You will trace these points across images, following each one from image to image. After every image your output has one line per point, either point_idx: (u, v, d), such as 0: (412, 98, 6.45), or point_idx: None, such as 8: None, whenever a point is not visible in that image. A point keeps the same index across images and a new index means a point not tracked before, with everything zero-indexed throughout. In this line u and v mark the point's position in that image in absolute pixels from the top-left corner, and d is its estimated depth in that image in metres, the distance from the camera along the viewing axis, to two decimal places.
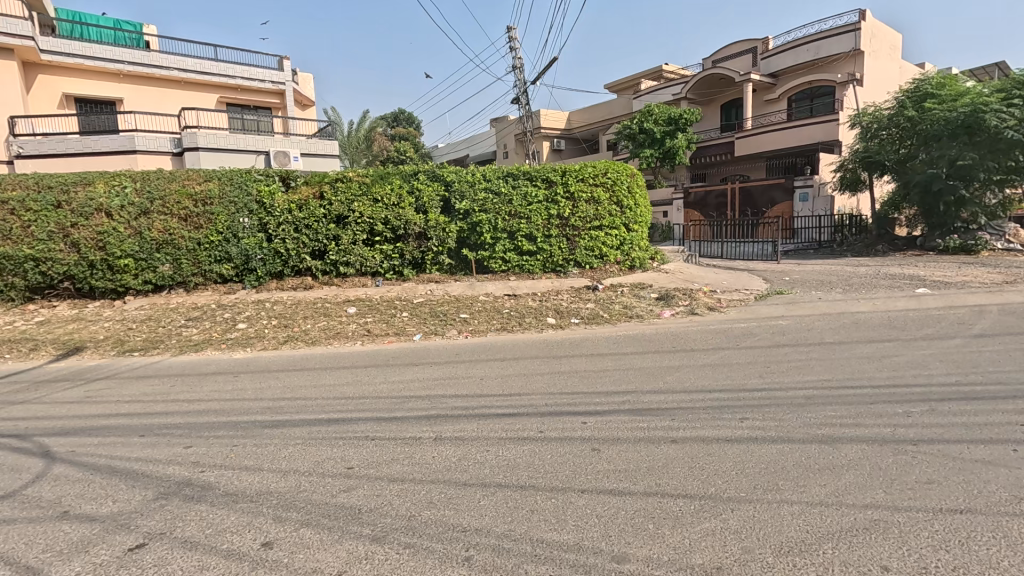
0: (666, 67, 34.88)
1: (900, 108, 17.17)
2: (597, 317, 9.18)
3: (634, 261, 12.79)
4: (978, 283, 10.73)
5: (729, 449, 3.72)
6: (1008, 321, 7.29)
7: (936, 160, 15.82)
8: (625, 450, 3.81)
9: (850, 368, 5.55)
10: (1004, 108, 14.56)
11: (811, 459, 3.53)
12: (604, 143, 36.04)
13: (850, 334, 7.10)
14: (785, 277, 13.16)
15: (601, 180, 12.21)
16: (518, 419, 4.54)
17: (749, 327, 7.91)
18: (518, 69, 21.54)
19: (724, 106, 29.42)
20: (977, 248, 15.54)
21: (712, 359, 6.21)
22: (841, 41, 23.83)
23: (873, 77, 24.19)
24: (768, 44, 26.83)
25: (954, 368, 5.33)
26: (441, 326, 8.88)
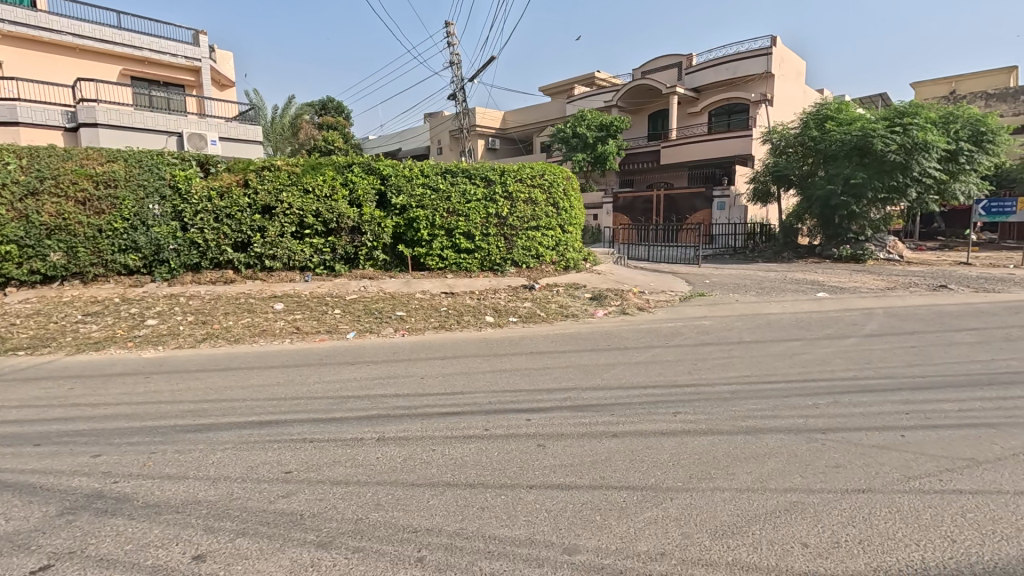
0: (597, 75, 36.11)
1: (804, 128, 18.86)
2: (534, 316, 9.35)
3: (569, 262, 13.18)
4: (867, 288, 12.11)
5: (665, 442, 3.94)
6: (891, 323, 8.30)
7: (834, 177, 17.55)
8: (570, 445, 3.93)
9: (766, 364, 6.06)
10: (888, 134, 16.42)
11: (738, 449, 3.82)
12: (538, 145, 36.63)
13: (765, 334, 7.75)
14: (705, 280, 14.08)
15: (538, 181, 12.43)
16: (462, 418, 4.53)
17: (676, 327, 8.40)
18: (456, 65, 21.36)
19: (652, 116, 30.94)
20: (864, 257, 17.56)
21: (644, 357, 6.53)
22: (754, 63, 25.84)
23: (781, 98, 26.44)
24: (692, 60, 28.49)
25: (850, 364, 6.00)
26: (377, 323, 8.63)
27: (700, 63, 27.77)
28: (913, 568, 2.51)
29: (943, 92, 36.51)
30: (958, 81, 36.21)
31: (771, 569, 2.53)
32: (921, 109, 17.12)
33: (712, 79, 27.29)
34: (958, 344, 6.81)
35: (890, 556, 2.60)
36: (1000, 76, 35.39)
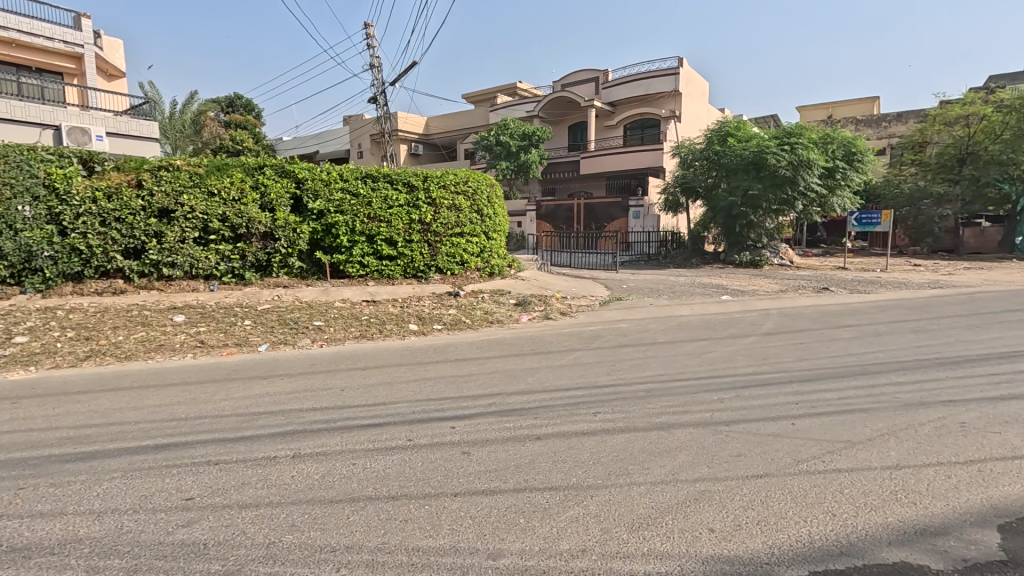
0: (519, 85, 36.85)
1: (708, 144, 20.40)
2: (460, 323, 9.31)
3: (493, 268, 13.28)
4: (764, 291, 13.29)
5: (586, 442, 4.08)
6: (783, 322, 9.18)
7: (735, 190, 19.16)
8: (494, 450, 3.94)
9: (678, 363, 6.46)
10: (779, 151, 18.19)
11: (653, 444, 4.04)
12: (462, 152, 36.63)
13: (677, 334, 8.28)
14: (623, 285, 14.78)
15: (462, 188, 12.43)
16: (384, 429, 4.40)
17: (596, 330, 8.74)
18: (376, 68, 20.88)
19: (571, 127, 32.04)
20: (761, 263, 19.47)
21: (567, 360, 6.72)
22: (664, 81, 27.61)
23: (688, 115, 28.45)
24: (608, 75, 29.92)
25: (750, 360, 6.55)
26: (292, 334, 8.18)
27: (615, 79, 29.21)
28: (802, 542, 2.79)
29: (822, 116, 41.16)
30: (833, 108, 41.02)
31: (681, 555, 2.70)
32: (805, 130, 19.15)
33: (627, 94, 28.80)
34: (837, 339, 7.68)
35: (783, 533, 2.87)
36: (865, 105, 40.59)
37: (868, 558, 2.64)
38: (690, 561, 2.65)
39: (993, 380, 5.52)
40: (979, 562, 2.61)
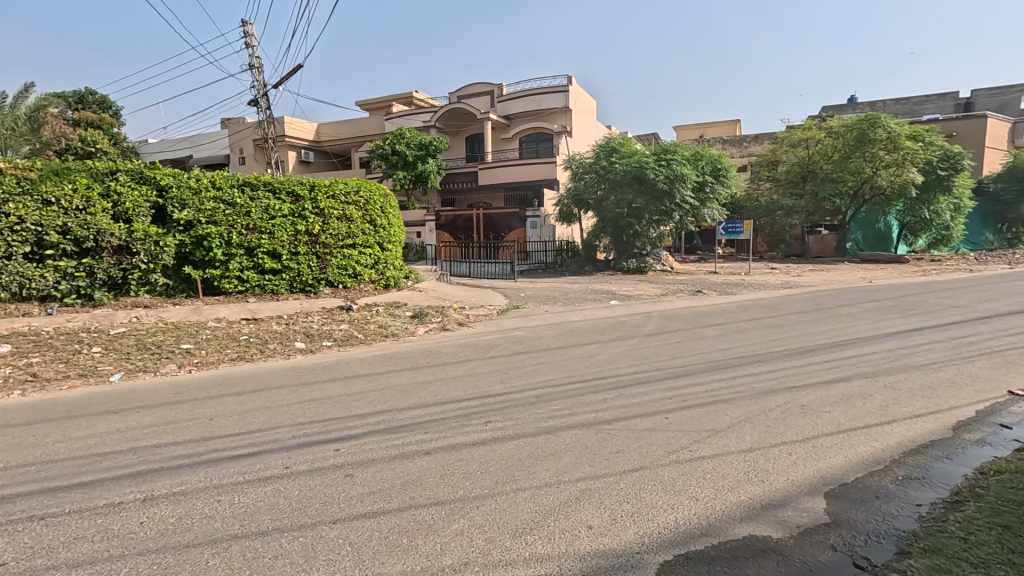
0: (415, 95, 36.52)
1: (596, 159, 21.69)
2: (351, 338, 8.90)
3: (389, 280, 12.91)
4: (648, 295, 14.36)
5: (475, 452, 4.09)
6: (663, 323, 9.99)
7: (621, 202, 20.54)
8: (379, 470, 3.80)
9: (567, 367, 6.74)
10: (658, 167, 19.92)
11: (539, 448, 4.15)
12: (356, 160, 35.37)
13: (568, 339, 8.64)
14: (521, 293, 15.15)
15: (352, 198, 11.96)
16: (257, 459, 4.05)
17: (492, 339, 8.82)
18: (257, 69, 19.52)
19: (468, 138, 32.34)
20: (647, 269, 21.11)
21: (462, 371, 6.71)
22: (555, 98, 28.95)
23: (578, 131, 30.07)
24: (502, 89, 30.71)
25: (633, 361, 7.01)
26: (154, 360, 7.27)
27: (509, 93, 30.06)
28: (669, 528, 3.01)
29: (694, 136, 45.73)
30: (703, 129, 45.75)
31: (560, 554, 2.79)
32: (679, 148, 21.09)
33: (521, 109, 29.75)
34: (706, 336, 8.52)
35: (652, 522, 3.07)
36: (729, 127, 45.79)
37: (724, 535, 2.93)
38: (568, 560, 2.74)
39: (826, 366, 6.44)
40: (809, 527, 3.00)
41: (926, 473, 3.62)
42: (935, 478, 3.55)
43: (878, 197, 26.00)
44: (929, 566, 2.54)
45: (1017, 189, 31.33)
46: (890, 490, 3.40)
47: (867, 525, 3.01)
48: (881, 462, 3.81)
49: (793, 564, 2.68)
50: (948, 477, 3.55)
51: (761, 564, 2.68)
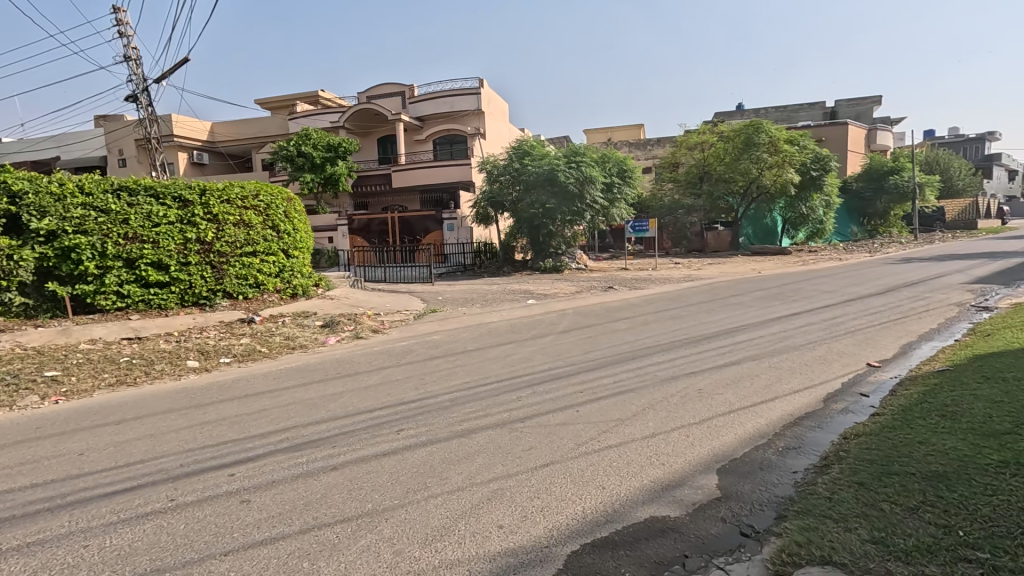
0: (321, 94, 34.93)
1: (509, 161, 21.95)
2: (253, 353, 8.28)
3: (296, 289, 12.24)
4: (563, 293, 14.80)
5: (385, 463, 3.95)
6: (576, 319, 10.35)
7: (535, 204, 21.00)
8: (279, 492, 3.55)
9: (484, 369, 6.74)
10: (568, 169, 20.65)
11: (453, 452, 4.10)
12: (258, 162, 33.11)
13: (485, 340, 8.68)
14: (438, 296, 14.98)
15: (251, 202, 11.20)
16: (136, 493, 3.63)
17: (407, 345, 8.62)
18: (135, 62, 17.63)
19: (380, 140, 31.45)
20: (562, 268, 21.80)
21: (374, 379, 6.48)
22: (467, 100, 28.97)
23: (492, 133, 30.33)
24: (413, 90, 30.20)
25: (548, 358, 7.16)
26: (11, 392, 6.29)
27: (421, 95, 29.62)
28: (576, 518, 3.10)
29: (603, 139, 47.82)
30: (611, 134, 48.01)
31: (470, 558, 2.76)
32: (588, 150, 21.92)
33: (433, 110, 29.43)
34: (616, 330, 8.93)
35: (560, 515, 3.15)
36: (633, 131, 48.39)
37: (627, 520, 3.06)
38: (477, 561, 2.73)
39: (720, 351, 7.00)
40: (703, 503, 3.22)
41: (801, 443, 4.04)
42: (808, 446, 3.97)
43: (763, 196, 28.76)
44: (802, 525, 2.80)
45: (873, 188, 36.14)
46: (772, 462, 3.74)
47: (752, 495, 3.29)
48: (764, 436, 4.18)
49: (687, 540, 2.86)
50: (818, 445, 3.97)
51: (660, 543, 2.83)
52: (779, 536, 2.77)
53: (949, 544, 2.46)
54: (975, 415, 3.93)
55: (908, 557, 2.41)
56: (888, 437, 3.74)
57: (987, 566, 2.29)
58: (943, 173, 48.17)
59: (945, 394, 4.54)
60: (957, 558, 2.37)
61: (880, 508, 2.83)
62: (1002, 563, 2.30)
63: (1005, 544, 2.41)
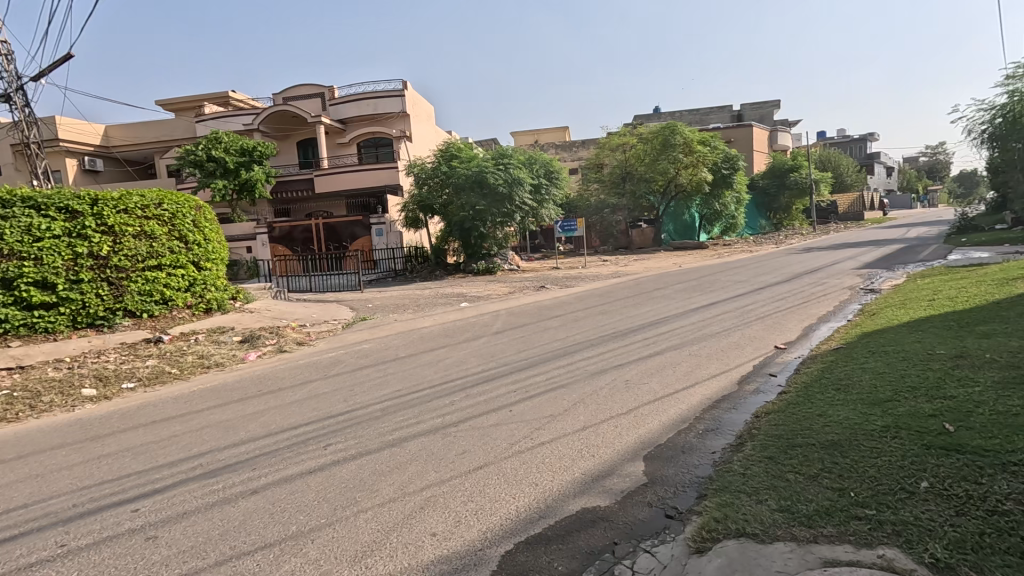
0: (232, 95, 32.90)
1: (438, 164, 21.70)
2: (162, 375, 7.61)
3: (210, 303, 11.42)
4: (496, 294, 14.82)
5: (311, 481, 3.76)
6: (509, 320, 10.42)
7: (465, 206, 20.92)
8: (192, 524, 3.28)
9: (416, 375, 6.60)
10: (496, 171, 20.68)
11: (384, 463, 3.98)
12: (162, 168, 30.58)
13: (417, 346, 8.51)
14: (368, 304, 14.53)
15: (153, 212, 10.32)
16: (18, 543, 3.21)
17: (336, 356, 8.27)
18: (6, 58, 15.71)
19: (300, 143, 30.04)
20: (495, 269, 21.91)
21: (300, 394, 6.15)
22: (390, 102, 28.33)
23: (418, 135, 29.86)
24: (333, 92, 29.09)
25: (481, 359, 7.15)
26: None
27: (341, 96, 28.60)
28: (511, 517, 3.11)
29: (530, 142, 48.61)
30: (537, 136, 48.88)
31: (402, 572, 2.68)
32: (515, 152, 22.15)
33: (355, 113, 28.52)
34: (548, 328, 9.11)
35: (494, 516, 3.14)
36: (559, 134, 49.57)
37: (559, 514, 3.11)
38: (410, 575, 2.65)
39: (645, 342, 7.32)
40: (631, 490, 3.34)
41: (718, 424, 4.30)
42: (724, 427, 4.23)
43: (681, 193, 30.39)
44: (719, 502, 2.96)
45: (777, 184, 39.28)
46: (693, 444, 3.95)
47: (675, 478, 3.45)
48: (686, 420, 4.42)
49: (616, 527, 2.95)
50: (734, 425, 4.24)
51: (591, 534, 2.91)
52: (700, 515, 2.92)
53: (842, 505, 2.71)
54: (863, 386, 4.37)
55: (810, 521, 2.63)
56: (793, 413, 4.07)
57: (873, 522, 2.55)
58: (835, 170, 53.20)
59: (839, 369, 5.02)
60: (849, 517, 2.61)
61: (786, 479, 3.07)
62: (886, 517, 2.56)
63: (888, 500, 2.69)
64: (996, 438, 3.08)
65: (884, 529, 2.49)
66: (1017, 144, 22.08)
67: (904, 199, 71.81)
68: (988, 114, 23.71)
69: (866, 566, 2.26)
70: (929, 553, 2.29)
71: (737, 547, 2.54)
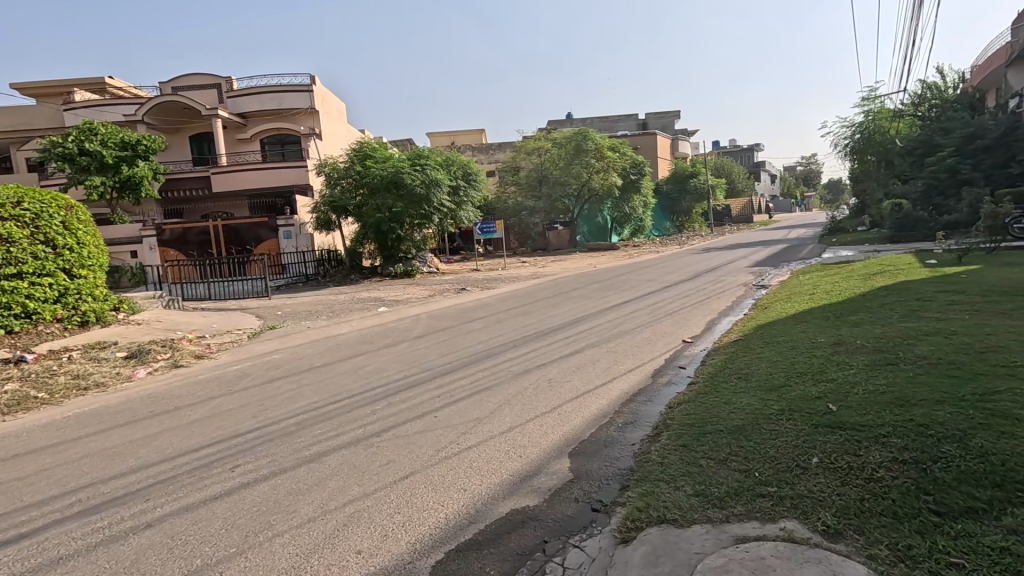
0: (108, 82, 29.37)
1: (351, 163, 20.84)
2: (27, 400, 6.59)
3: (86, 315, 10.16)
4: (416, 298, 14.51)
5: (217, 508, 3.43)
6: (429, 324, 10.24)
7: (381, 207, 20.26)
8: (71, 570, 2.87)
9: (333, 386, 6.25)
10: (413, 171, 20.20)
11: (301, 481, 3.74)
12: (21, 161, 26.57)
13: (334, 355, 8.11)
14: (277, 311, 13.59)
15: (10, 212, 8.94)
16: None
17: (241, 369, 7.64)
18: None
19: (193, 138, 27.49)
20: (414, 272, 21.54)
21: (202, 412, 5.61)
22: (297, 97, 26.59)
23: (328, 133, 28.49)
24: (232, 84, 26.98)
25: (403, 365, 6.97)
26: None
27: (241, 89, 26.55)
28: (440, 526, 3.04)
29: (446, 143, 48.22)
30: (453, 138, 48.62)
31: None
32: (432, 154, 21.84)
33: (257, 107, 26.53)
34: (470, 330, 9.07)
35: (423, 526, 3.06)
36: (475, 136, 49.63)
37: (489, 518, 3.09)
38: None
39: (565, 341, 7.53)
40: (558, 487, 3.40)
41: (636, 417, 4.52)
42: (641, 419, 4.46)
43: (594, 196, 31.68)
44: (641, 492, 3.10)
45: (679, 189, 42.20)
46: (614, 437, 4.11)
47: (599, 472, 3.56)
48: (607, 415, 4.60)
49: (545, 525, 3.00)
50: (650, 417, 4.48)
51: (522, 534, 2.92)
52: (623, 506, 3.04)
53: (749, 485, 2.95)
54: (761, 374, 4.80)
55: (722, 502, 2.83)
56: (702, 402, 4.37)
57: (776, 498, 2.79)
58: (728, 176, 58.23)
59: (740, 359, 5.48)
60: (756, 496, 2.85)
61: (700, 465, 3.29)
62: (785, 493, 2.83)
63: (787, 477, 2.97)
64: (869, 414, 3.52)
65: (784, 503, 2.74)
66: (872, 156, 25.60)
67: (784, 203, 80.31)
68: (850, 130, 27.27)
69: (771, 539, 2.48)
70: (821, 522, 2.55)
71: (659, 533, 2.68)
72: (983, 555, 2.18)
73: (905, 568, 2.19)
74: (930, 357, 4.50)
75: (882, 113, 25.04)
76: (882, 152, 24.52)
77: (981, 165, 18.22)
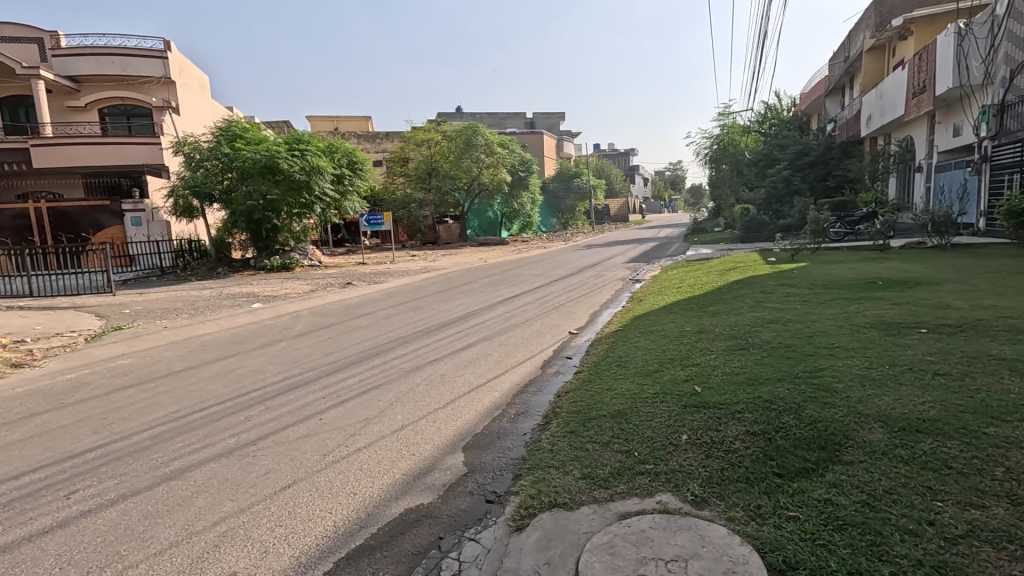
0: None
1: (216, 144, 18.65)
2: None
3: None
4: (296, 293, 13.49)
5: (47, 545, 2.88)
6: (311, 321, 9.60)
7: (253, 193, 18.42)
8: None
9: (199, 392, 5.58)
10: (290, 157, 18.63)
11: (159, 502, 3.29)
12: None
13: (198, 357, 7.24)
14: (124, 310, 11.78)
15: None
16: None
17: (77, 378, 6.49)
18: None
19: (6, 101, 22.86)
20: (292, 265, 20.11)
21: (22, 433, 4.67)
22: (146, 63, 23.12)
23: (186, 108, 25.21)
24: (59, 39, 22.59)
25: (282, 366, 6.44)
26: None
27: (71, 47, 22.40)
28: (327, 535, 2.87)
29: (328, 128, 45.39)
30: (337, 123, 45.91)
31: None
32: (312, 138, 20.45)
33: (93, 71, 22.60)
34: (357, 327, 8.66)
35: (308, 537, 2.86)
36: (361, 123, 47.34)
37: (381, 521, 2.99)
38: None
39: (457, 336, 7.51)
40: (452, 483, 3.39)
41: (526, 407, 4.66)
42: (531, 409, 4.62)
43: (484, 192, 31.97)
44: (533, 479, 3.21)
45: (564, 188, 44.18)
46: (506, 429, 4.20)
47: (492, 464, 3.62)
48: (498, 407, 4.68)
49: (440, 521, 2.97)
50: (539, 407, 4.65)
51: (416, 533, 2.87)
52: (516, 494, 3.12)
53: (630, 464, 3.20)
54: (638, 361, 5.22)
55: (606, 483, 3.03)
56: (587, 390, 4.63)
57: (653, 474, 3.06)
58: (607, 178, 62.30)
59: (619, 348, 5.90)
60: (636, 473, 3.09)
61: (586, 449, 3.49)
62: (660, 469, 3.11)
63: (661, 454, 3.27)
64: (727, 393, 4.00)
65: (659, 478, 3.01)
66: (726, 166, 29.01)
67: (655, 205, 87.94)
68: (708, 141, 30.66)
69: (649, 512, 2.72)
70: (690, 492, 2.85)
71: (551, 518, 2.79)
72: (812, 507, 2.60)
73: (755, 524, 2.53)
74: (772, 342, 5.23)
75: (734, 128, 28.48)
76: (734, 163, 27.88)
77: (807, 178, 21.63)
